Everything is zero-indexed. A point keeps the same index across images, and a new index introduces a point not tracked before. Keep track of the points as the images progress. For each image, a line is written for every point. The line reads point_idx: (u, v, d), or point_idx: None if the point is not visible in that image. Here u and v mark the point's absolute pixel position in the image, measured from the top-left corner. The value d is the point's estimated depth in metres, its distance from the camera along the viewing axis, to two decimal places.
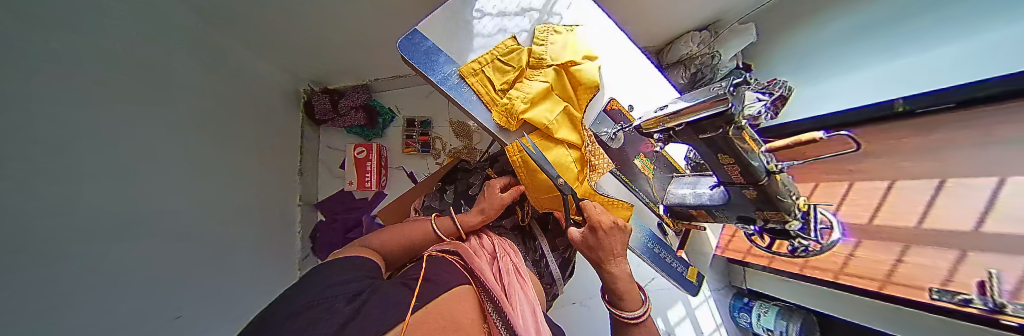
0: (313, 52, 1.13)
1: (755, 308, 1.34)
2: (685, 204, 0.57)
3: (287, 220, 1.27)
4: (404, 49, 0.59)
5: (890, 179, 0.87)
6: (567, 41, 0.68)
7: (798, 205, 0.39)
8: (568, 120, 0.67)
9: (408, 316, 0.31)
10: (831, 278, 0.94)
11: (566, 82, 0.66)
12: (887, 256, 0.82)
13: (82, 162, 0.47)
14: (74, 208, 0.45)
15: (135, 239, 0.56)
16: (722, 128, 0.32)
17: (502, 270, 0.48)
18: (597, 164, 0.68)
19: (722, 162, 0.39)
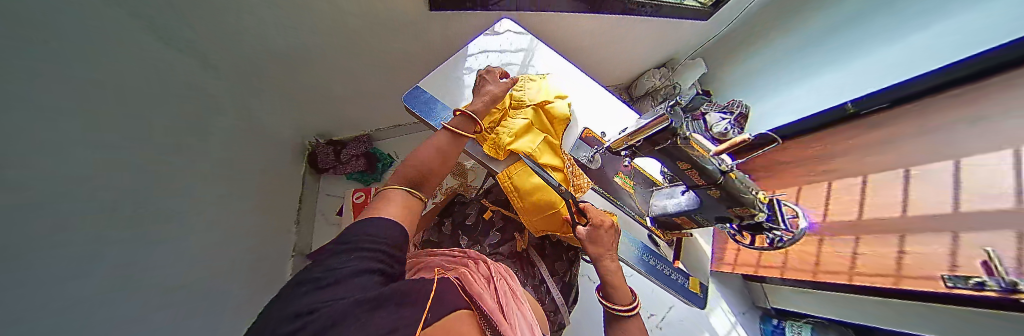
0: (315, 106, 1.22)
1: (789, 329, 1.25)
2: (669, 212, 0.61)
3: (275, 277, 1.19)
4: (406, 101, 0.68)
5: (861, 175, 0.92)
6: (541, 86, 0.78)
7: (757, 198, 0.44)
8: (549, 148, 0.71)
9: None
10: (847, 281, 0.92)
11: (544, 117, 0.74)
12: (887, 249, 0.83)
13: (85, 190, 0.46)
14: (62, 256, 0.43)
15: (109, 279, 0.51)
16: (670, 139, 0.39)
17: (504, 296, 0.39)
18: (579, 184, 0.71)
19: (682, 169, 0.44)
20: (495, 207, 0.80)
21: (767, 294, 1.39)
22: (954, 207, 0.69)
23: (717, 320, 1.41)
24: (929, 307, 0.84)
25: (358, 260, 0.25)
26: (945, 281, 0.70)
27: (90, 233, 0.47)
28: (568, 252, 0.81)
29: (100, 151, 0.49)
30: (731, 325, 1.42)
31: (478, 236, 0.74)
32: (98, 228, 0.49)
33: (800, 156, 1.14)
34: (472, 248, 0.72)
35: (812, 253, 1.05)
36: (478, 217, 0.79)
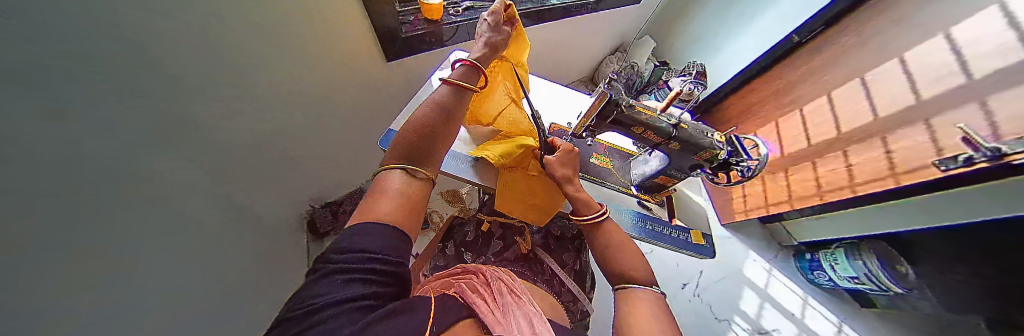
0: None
1: (824, 262, 1.21)
2: (648, 175, 0.68)
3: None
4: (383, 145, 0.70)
5: (825, 93, 0.96)
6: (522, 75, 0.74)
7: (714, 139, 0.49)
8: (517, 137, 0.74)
9: None
10: (852, 193, 0.89)
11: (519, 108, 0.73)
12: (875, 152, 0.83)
13: (139, 291, 0.48)
14: None
15: None
16: (615, 109, 0.45)
17: (505, 298, 0.38)
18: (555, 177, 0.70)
19: (638, 133, 0.48)
20: (490, 218, 0.80)
21: (791, 233, 1.40)
22: (914, 98, 0.72)
23: (750, 271, 1.38)
24: (942, 200, 0.80)
25: (345, 287, 0.23)
26: (937, 167, 0.67)
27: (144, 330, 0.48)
28: (573, 241, 0.81)
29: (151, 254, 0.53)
30: (767, 271, 1.39)
31: (483, 251, 0.74)
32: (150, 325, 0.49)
33: (766, 91, 1.18)
34: (478, 260, 0.72)
35: (812, 176, 1.03)
36: (477, 231, 0.79)
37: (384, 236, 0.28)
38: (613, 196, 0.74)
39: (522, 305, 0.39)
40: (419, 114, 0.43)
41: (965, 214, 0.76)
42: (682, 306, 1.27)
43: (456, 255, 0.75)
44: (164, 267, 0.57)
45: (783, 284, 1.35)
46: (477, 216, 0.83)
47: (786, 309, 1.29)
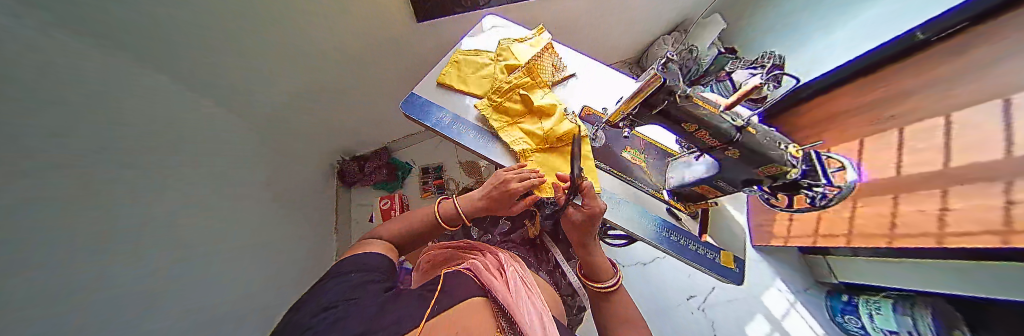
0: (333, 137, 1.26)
1: (863, 308, 1.06)
2: (686, 182, 0.60)
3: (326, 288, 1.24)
4: (406, 109, 0.68)
5: (944, 114, 0.67)
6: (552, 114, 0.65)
7: (790, 152, 0.40)
8: (499, 108, 0.68)
9: (424, 321, 0.28)
10: (935, 244, 0.71)
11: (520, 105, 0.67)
12: (993, 200, 0.58)
13: (126, 173, 0.48)
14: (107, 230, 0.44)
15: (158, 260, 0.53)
16: (668, 99, 0.37)
17: (520, 288, 0.39)
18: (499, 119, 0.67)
19: (690, 132, 0.41)
20: None
21: (832, 270, 1.24)
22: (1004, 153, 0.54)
23: (769, 299, 1.26)
24: None
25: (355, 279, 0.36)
26: None
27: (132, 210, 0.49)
28: None
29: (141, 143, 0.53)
30: (789, 302, 1.26)
31: (489, 227, 0.76)
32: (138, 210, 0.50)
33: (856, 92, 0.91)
34: (484, 237, 0.74)
35: (887, 213, 0.84)
36: None
37: (377, 260, 0.43)
38: (640, 198, 0.68)
39: (533, 294, 0.40)
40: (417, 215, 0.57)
41: None
42: (681, 319, 1.21)
43: (463, 228, 0.77)
44: (169, 167, 0.60)
45: (802, 319, 1.22)
46: None
47: None
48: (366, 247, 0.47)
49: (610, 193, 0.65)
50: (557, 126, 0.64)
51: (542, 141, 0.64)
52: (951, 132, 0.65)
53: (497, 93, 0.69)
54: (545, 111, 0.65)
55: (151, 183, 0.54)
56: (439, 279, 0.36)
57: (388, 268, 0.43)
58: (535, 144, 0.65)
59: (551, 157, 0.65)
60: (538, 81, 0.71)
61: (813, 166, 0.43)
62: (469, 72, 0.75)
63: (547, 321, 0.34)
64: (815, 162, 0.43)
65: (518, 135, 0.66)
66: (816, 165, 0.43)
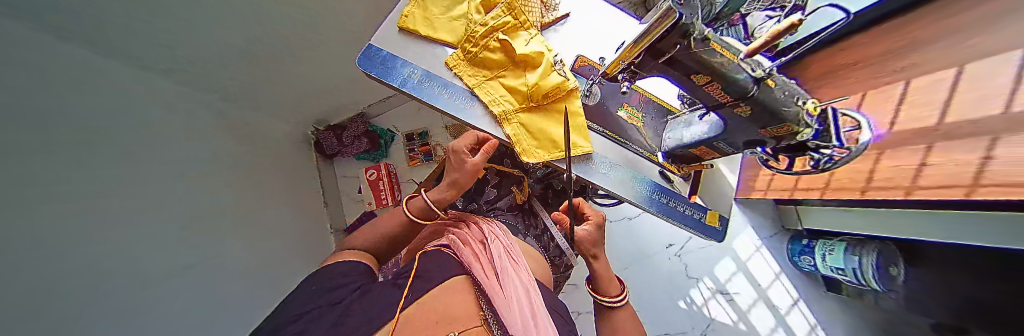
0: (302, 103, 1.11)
1: (818, 249, 1.15)
2: (684, 144, 0.57)
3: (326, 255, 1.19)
4: (365, 67, 0.56)
5: (957, 66, 0.61)
6: (535, 66, 0.56)
7: (810, 110, 0.36)
8: (475, 61, 0.58)
9: (396, 315, 0.28)
10: (903, 196, 0.72)
11: (498, 56, 0.57)
12: (971, 155, 0.58)
13: (58, 127, 0.40)
14: (61, 195, 0.38)
15: (114, 232, 0.46)
16: (680, 43, 0.31)
17: (500, 259, 0.40)
18: (471, 74, 0.58)
19: (699, 85, 0.36)
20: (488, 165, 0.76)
21: (799, 217, 1.28)
22: (1004, 108, 0.52)
23: (739, 247, 1.36)
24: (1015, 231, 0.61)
25: (327, 282, 0.34)
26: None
27: (73, 179, 0.41)
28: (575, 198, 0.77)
29: (71, 99, 0.44)
30: (755, 248, 1.36)
31: (474, 196, 0.74)
32: (78, 181, 0.42)
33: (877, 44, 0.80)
34: (470, 206, 0.73)
35: (868, 170, 0.84)
36: (470, 176, 0.77)
37: (352, 264, 0.39)
38: (633, 160, 0.65)
39: (513, 262, 0.42)
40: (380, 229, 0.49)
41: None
42: (659, 264, 1.34)
43: None
44: (113, 132, 0.51)
45: (764, 262, 1.34)
46: None
47: (756, 282, 1.31)
48: (338, 258, 0.41)
49: (601, 158, 0.62)
50: (543, 80, 0.56)
51: (526, 98, 0.57)
52: (955, 88, 0.61)
53: (471, 41, 0.58)
54: (530, 62, 0.56)
55: (93, 139, 0.46)
56: (414, 266, 0.37)
57: (366, 270, 0.40)
58: (518, 103, 0.58)
59: (536, 117, 0.58)
60: (521, 21, 0.59)
61: (827, 126, 0.39)
62: (437, 13, 0.60)
63: (527, 290, 0.36)
64: (831, 122, 0.39)
65: (499, 93, 0.58)
66: (830, 124, 0.39)
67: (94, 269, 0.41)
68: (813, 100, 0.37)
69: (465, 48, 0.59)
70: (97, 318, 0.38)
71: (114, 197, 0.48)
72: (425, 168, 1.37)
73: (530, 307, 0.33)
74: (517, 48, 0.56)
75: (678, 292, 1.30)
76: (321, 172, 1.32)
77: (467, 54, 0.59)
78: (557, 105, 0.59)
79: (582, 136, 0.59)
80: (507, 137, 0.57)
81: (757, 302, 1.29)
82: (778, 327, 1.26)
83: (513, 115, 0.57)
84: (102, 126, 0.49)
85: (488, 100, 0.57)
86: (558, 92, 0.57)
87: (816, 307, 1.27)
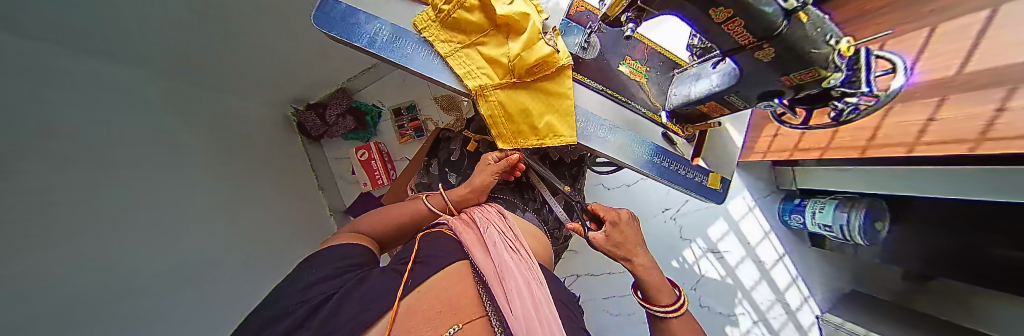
0: (277, 80, 1.01)
1: (809, 208, 1.14)
2: (691, 101, 0.55)
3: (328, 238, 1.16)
4: (320, 24, 0.44)
5: (991, 6, 0.53)
6: (522, 33, 0.46)
7: (841, 50, 0.33)
8: (448, 23, 0.48)
9: (396, 303, 0.26)
10: (904, 153, 0.69)
11: (477, 17, 0.46)
12: (983, 108, 0.54)
13: (55, 110, 0.38)
14: (62, 182, 0.37)
15: (116, 220, 0.44)
16: None
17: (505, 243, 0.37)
18: (445, 42, 0.49)
19: (719, 23, 0.32)
20: (480, 137, 0.72)
21: (795, 176, 1.25)
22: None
23: (733, 208, 1.37)
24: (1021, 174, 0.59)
25: (316, 273, 0.31)
26: None
27: (73, 165, 0.39)
28: (571, 168, 0.75)
29: (69, 80, 0.42)
30: (749, 209, 1.37)
31: (468, 171, 0.71)
32: (76, 167, 0.40)
33: None
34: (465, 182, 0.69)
35: (871, 127, 0.78)
36: (463, 150, 0.73)
37: (349, 248, 0.37)
38: (638, 122, 0.62)
39: (517, 246, 0.39)
40: (392, 214, 0.47)
41: None
42: (655, 227, 1.38)
43: (440, 174, 0.72)
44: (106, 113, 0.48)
45: (755, 221, 1.37)
46: (463, 133, 0.75)
47: (746, 240, 1.36)
48: (339, 241, 0.39)
49: (599, 120, 0.58)
50: (528, 50, 0.47)
51: (507, 72, 0.49)
52: (982, 33, 0.54)
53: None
54: (514, 26, 0.46)
55: (84, 123, 0.43)
56: (414, 250, 0.34)
57: (365, 254, 0.38)
58: (498, 78, 0.50)
59: (518, 94, 0.52)
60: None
61: (857, 72, 0.37)
62: None
63: (533, 278, 0.33)
64: (862, 65, 0.37)
65: (475, 64, 0.50)
66: (861, 69, 0.37)
67: (98, 254, 0.40)
68: (847, 39, 0.34)
69: (437, 7, 0.47)
70: (103, 317, 0.37)
71: (135, 188, 0.49)
72: (417, 144, 1.32)
73: (538, 297, 0.30)
74: (498, 7, 0.44)
75: (672, 253, 1.36)
76: (310, 153, 1.25)
77: (439, 14, 0.48)
78: (541, 83, 0.52)
79: (567, 124, 0.54)
80: (483, 116, 0.52)
81: (745, 259, 1.36)
82: (762, 280, 1.34)
83: (491, 91, 0.50)
84: (93, 106, 0.45)
85: (466, 74, 0.49)
86: (545, 67, 0.50)
87: (799, 262, 1.34)
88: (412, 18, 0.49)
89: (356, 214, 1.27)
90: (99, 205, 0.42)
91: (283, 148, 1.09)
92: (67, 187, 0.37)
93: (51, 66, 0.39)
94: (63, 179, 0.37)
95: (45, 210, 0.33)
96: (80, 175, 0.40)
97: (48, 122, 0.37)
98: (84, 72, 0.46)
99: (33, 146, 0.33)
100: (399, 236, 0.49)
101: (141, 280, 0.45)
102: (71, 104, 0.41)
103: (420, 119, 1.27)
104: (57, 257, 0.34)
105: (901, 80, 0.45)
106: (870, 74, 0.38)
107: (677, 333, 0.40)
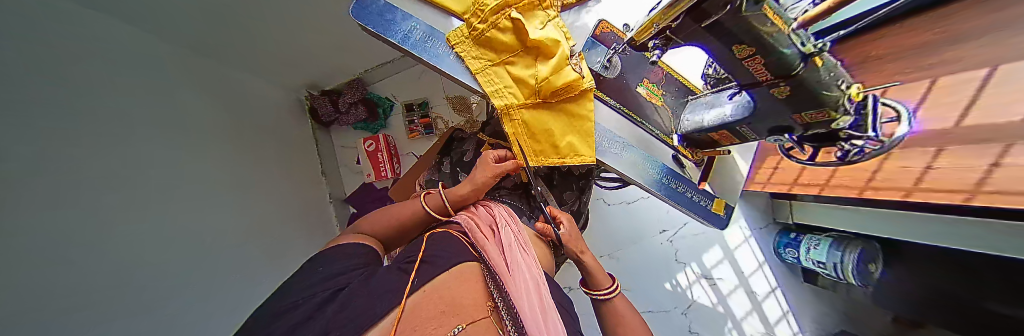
0: (293, 64, 1.02)
1: (804, 243, 1.14)
2: (703, 127, 0.56)
3: (326, 226, 1.16)
4: (357, 16, 0.47)
5: (990, 65, 0.56)
6: (552, 59, 0.48)
7: (850, 95, 0.34)
8: (480, 40, 0.50)
9: (403, 300, 0.24)
10: (902, 197, 0.69)
11: (508, 39, 0.48)
12: (979, 161, 0.56)
13: (36, 70, 0.36)
14: (41, 145, 0.35)
15: (102, 188, 0.43)
16: (731, 3, 0.25)
17: (515, 248, 0.37)
18: (478, 57, 0.51)
19: (740, 57, 0.33)
20: (493, 140, 0.72)
21: (791, 211, 1.26)
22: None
23: (731, 236, 1.38)
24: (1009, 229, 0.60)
25: (322, 270, 0.30)
26: None
27: (57, 128, 0.38)
28: (579, 181, 0.75)
29: (52, 39, 0.40)
30: (745, 238, 1.38)
31: None
32: (60, 131, 0.38)
33: (923, 30, 0.70)
34: None
35: (872, 168, 0.79)
36: (476, 151, 0.73)
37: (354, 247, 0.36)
38: (648, 141, 0.64)
39: (525, 251, 0.39)
40: (394, 212, 0.45)
41: None
42: (651, 247, 1.38)
43: (451, 173, 0.72)
44: (103, 81, 0.47)
45: (750, 251, 1.38)
46: (477, 135, 0.76)
47: (740, 269, 1.36)
48: (345, 240, 0.38)
49: (613, 136, 0.60)
50: (556, 75, 0.49)
51: (533, 93, 0.51)
52: (981, 90, 0.57)
53: (478, 14, 0.49)
54: (544, 50, 0.48)
55: (75, 89, 0.42)
56: (421, 249, 0.33)
57: (371, 254, 0.37)
58: (524, 97, 0.52)
59: (543, 115, 0.54)
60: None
61: (864, 116, 0.39)
62: None
63: (541, 285, 0.33)
64: (869, 110, 0.39)
65: (503, 83, 0.51)
66: (868, 114, 0.38)
67: (78, 223, 0.38)
68: (857, 85, 0.36)
69: (471, 24, 0.49)
70: (68, 290, 0.35)
71: (125, 159, 0.48)
72: (425, 141, 1.33)
73: (546, 305, 0.30)
74: (530, 31, 0.46)
75: (665, 275, 1.36)
76: (319, 139, 1.26)
77: (472, 31, 0.50)
78: (564, 105, 0.54)
79: (588, 145, 0.56)
80: (507, 134, 0.53)
81: (737, 288, 1.35)
82: (753, 311, 1.34)
83: (516, 110, 0.52)
84: (87, 75, 0.44)
85: (496, 90, 0.51)
86: (570, 92, 0.52)
87: (791, 296, 1.34)
88: (445, 29, 0.51)
89: (356, 204, 1.27)
90: (85, 175, 0.41)
91: (290, 132, 1.10)
92: (48, 152, 0.36)
93: (34, 24, 0.37)
94: (44, 147, 0.36)
95: (22, 172, 0.31)
96: (66, 142, 0.39)
97: (33, 87, 0.36)
98: (78, 38, 0.45)
99: (14, 112, 0.32)
100: (401, 237, 0.47)
101: (127, 254, 0.45)
102: (57, 68, 0.40)
103: (430, 116, 1.29)
104: (33, 222, 0.32)
105: (904, 127, 0.47)
106: (876, 120, 0.40)
107: (618, 313, 0.44)
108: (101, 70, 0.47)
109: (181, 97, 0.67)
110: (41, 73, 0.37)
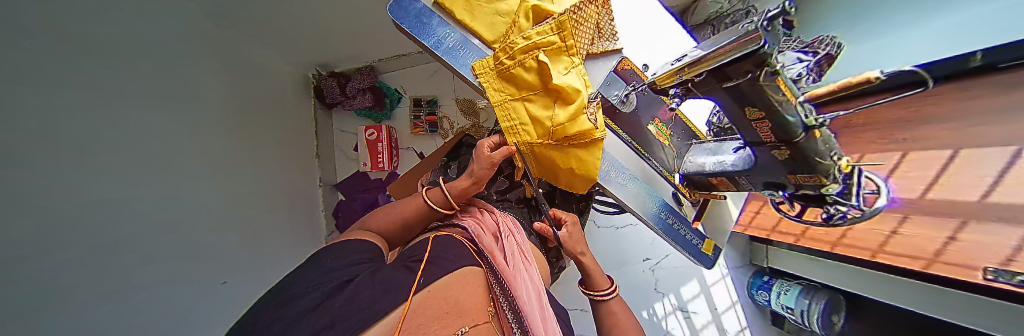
0: (306, 43, 1.01)
1: (775, 287, 1.19)
2: (705, 171, 0.59)
3: (311, 208, 1.13)
4: (395, 15, 0.51)
5: (955, 147, 0.62)
6: (574, 106, 0.50)
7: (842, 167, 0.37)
8: (504, 75, 0.51)
9: (410, 297, 0.25)
10: (868, 257, 0.73)
11: (531, 80, 0.50)
12: (937, 233, 0.61)
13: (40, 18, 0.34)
14: (44, 98, 0.33)
15: (97, 148, 0.41)
16: (751, 71, 0.27)
17: (517, 257, 0.38)
18: (499, 90, 0.52)
19: (750, 118, 0.36)
20: None
21: (768, 256, 1.30)
22: (980, 197, 0.55)
23: (709, 272, 1.42)
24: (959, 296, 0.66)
25: (329, 262, 0.30)
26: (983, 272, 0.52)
27: (58, 81, 0.36)
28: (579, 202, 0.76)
29: None
30: (722, 276, 1.42)
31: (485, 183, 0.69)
32: (61, 84, 0.36)
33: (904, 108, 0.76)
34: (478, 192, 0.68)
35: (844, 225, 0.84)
36: None
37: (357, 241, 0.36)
38: (650, 176, 0.67)
39: (527, 261, 0.40)
40: (399, 212, 0.45)
41: (982, 324, 0.63)
42: (632, 274, 1.40)
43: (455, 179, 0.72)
44: (104, 34, 0.45)
45: (725, 289, 1.42)
46: None
47: (714, 305, 1.40)
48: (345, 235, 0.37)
49: (620, 165, 0.62)
50: (572, 121, 0.51)
51: (547, 134, 0.51)
52: (945, 170, 0.63)
53: (507, 51, 0.50)
54: (564, 95, 0.50)
55: (76, 43, 0.40)
56: (425, 249, 0.33)
57: (372, 248, 0.36)
58: (537, 136, 0.52)
59: (552, 155, 0.54)
60: (568, 45, 0.51)
61: (850, 184, 0.42)
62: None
63: (541, 296, 0.34)
64: (855, 179, 0.42)
65: (520, 119, 0.52)
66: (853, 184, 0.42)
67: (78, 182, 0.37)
68: (846, 158, 0.39)
69: (499, 57, 0.50)
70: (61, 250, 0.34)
71: (119, 111, 0.46)
72: (428, 138, 1.33)
73: (546, 317, 0.32)
74: (555, 76, 0.49)
75: (643, 303, 1.38)
76: (318, 120, 1.24)
77: (499, 65, 0.51)
78: (576, 150, 0.54)
79: None
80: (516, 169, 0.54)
81: (709, 324, 1.39)
82: None
83: (527, 148, 0.53)
84: (86, 27, 0.42)
85: (513, 125, 0.52)
86: (582, 137, 0.53)
87: None
88: (475, 47, 0.53)
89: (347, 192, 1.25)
90: (82, 125, 0.39)
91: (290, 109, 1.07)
92: (52, 108, 0.34)
93: None
94: (48, 92, 0.34)
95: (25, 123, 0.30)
96: (71, 92, 0.38)
97: (36, 46, 0.33)
98: None
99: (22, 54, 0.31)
100: (403, 238, 0.46)
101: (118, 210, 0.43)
102: (62, 12, 0.38)
103: (436, 115, 1.29)
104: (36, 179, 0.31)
105: (881, 202, 0.48)
106: (860, 189, 0.43)
107: (616, 312, 0.47)
108: (107, 25, 0.45)
109: (187, 59, 0.65)
110: (49, 21, 0.35)
